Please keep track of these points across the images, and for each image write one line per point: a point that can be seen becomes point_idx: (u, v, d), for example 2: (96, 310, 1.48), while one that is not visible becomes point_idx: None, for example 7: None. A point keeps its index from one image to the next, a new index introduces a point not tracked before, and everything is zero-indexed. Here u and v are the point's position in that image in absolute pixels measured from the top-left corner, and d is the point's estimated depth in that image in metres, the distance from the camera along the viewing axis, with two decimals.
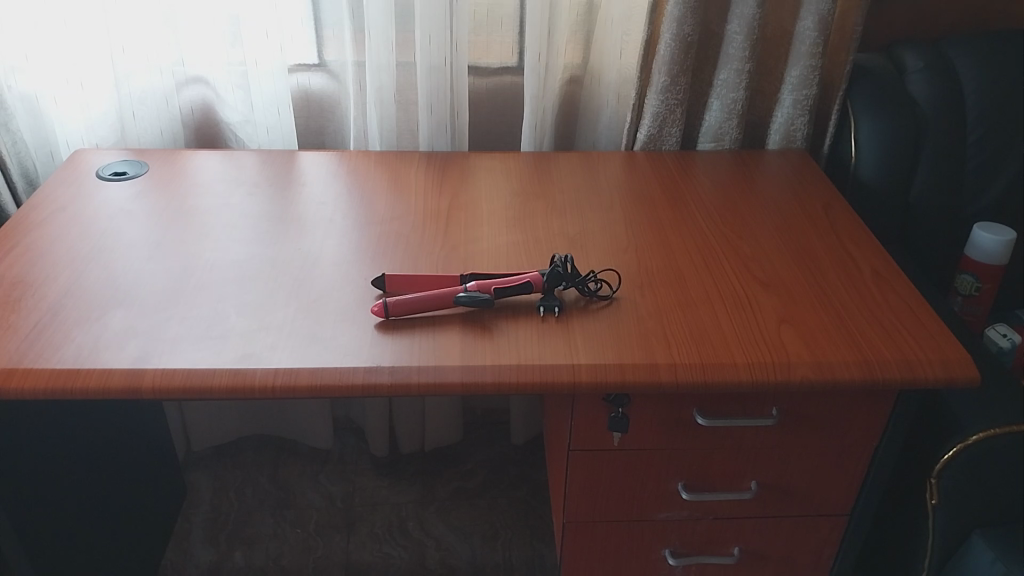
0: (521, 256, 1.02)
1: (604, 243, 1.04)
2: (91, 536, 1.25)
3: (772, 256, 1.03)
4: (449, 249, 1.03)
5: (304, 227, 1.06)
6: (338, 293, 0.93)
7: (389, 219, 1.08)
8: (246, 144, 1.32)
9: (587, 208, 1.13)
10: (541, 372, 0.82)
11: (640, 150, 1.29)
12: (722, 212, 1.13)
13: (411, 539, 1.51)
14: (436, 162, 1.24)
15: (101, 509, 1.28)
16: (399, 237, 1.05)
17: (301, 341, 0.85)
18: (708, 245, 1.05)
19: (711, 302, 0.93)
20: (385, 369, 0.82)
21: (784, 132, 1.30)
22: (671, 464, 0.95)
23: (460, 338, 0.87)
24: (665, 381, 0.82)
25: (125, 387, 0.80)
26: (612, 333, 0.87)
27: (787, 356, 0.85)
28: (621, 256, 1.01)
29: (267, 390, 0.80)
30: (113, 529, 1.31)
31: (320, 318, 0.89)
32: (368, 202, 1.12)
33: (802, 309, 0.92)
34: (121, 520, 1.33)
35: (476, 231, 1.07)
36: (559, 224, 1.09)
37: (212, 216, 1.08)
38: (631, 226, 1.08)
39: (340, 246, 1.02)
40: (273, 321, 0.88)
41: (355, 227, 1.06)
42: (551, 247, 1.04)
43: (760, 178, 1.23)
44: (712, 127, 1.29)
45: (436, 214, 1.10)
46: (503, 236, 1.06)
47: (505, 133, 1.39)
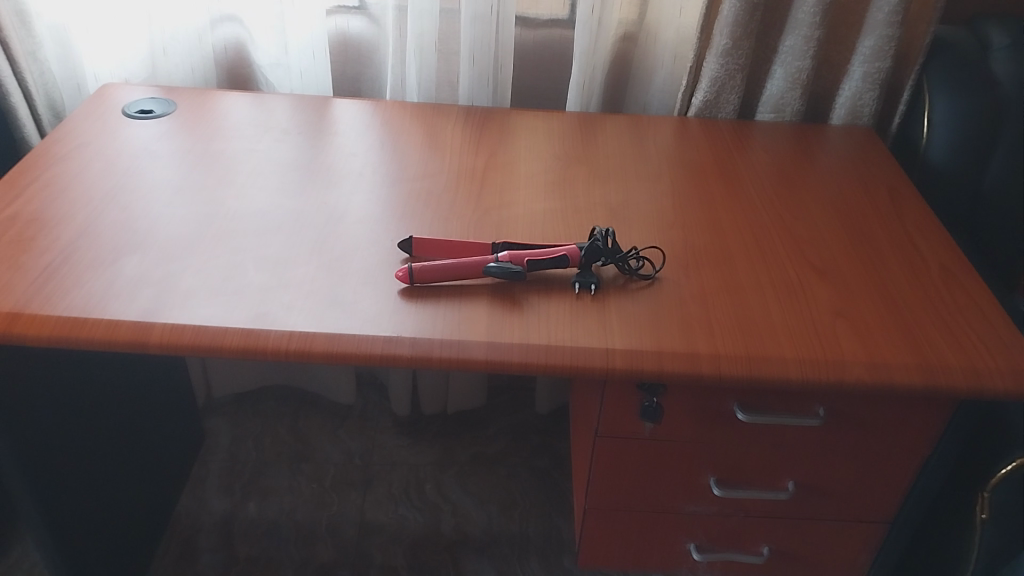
0: (559, 226, 0.96)
1: (648, 216, 0.97)
2: (105, 475, 1.22)
3: (829, 240, 0.95)
4: (483, 214, 0.97)
5: (332, 178, 1.00)
6: (362, 253, 0.87)
7: (421, 176, 1.02)
8: (278, 88, 1.26)
9: (632, 178, 1.05)
10: (573, 356, 0.76)
11: (694, 117, 1.21)
12: (776, 189, 1.06)
13: (427, 502, 1.48)
14: (475, 121, 1.17)
15: (114, 452, 1.25)
16: (431, 196, 0.99)
17: (320, 302, 0.80)
18: (762, 224, 0.97)
19: (762, 287, 0.86)
20: (406, 340, 0.76)
21: (850, 107, 1.21)
22: (701, 457, 0.89)
23: (488, 313, 0.81)
24: (706, 373, 0.76)
25: (133, 340, 0.75)
26: (650, 315, 0.81)
27: (841, 354, 0.78)
28: (667, 233, 0.94)
29: (280, 354, 0.75)
30: (126, 473, 1.29)
31: (342, 278, 0.83)
32: (400, 157, 1.06)
33: (860, 302, 0.85)
34: (135, 465, 1.32)
35: (513, 195, 1.00)
36: (601, 193, 1.02)
37: (237, 162, 1.03)
38: (678, 198, 1.01)
39: (368, 201, 0.97)
40: (292, 277, 0.83)
41: (385, 183, 1.00)
42: (590, 218, 0.97)
43: (820, 157, 1.14)
44: (773, 97, 1.21)
45: (472, 175, 1.04)
46: (541, 202, 0.99)
47: (548, 90, 1.31)
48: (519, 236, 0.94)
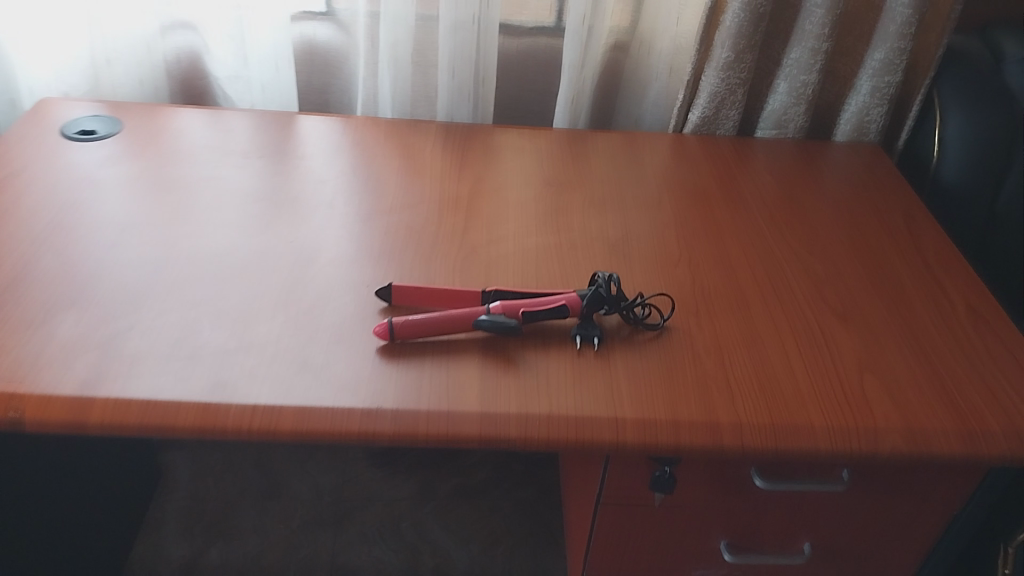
0: (552, 265, 0.86)
1: (650, 251, 0.88)
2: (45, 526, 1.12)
3: (848, 275, 0.87)
4: (469, 250, 0.87)
5: (299, 210, 0.90)
6: (334, 302, 0.78)
7: (398, 206, 0.92)
8: (237, 102, 1.15)
9: (630, 206, 0.96)
10: (578, 429, 0.68)
11: (691, 134, 1.12)
12: (786, 214, 0.97)
13: (405, 542, 1.39)
14: (455, 141, 1.07)
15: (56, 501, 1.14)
16: (410, 231, 0.89)
17: (287, 367, 0.71)
18: (775, 258, 0.89)
19: (782, 338, 0.78)
20: (387, 413, 0.67)
21: (855, 124, 1.13)
22: (713, 520, 0.82)
23: (479, 375, 0.72)
24: (727, 446, 0.68)
25: (70, 419, 0.66)
26: (660, 377, 0.72)
27: (875, 419, 0.70)
28: (672, 272, 0.85)
29: (241, 433, 0.66)
30: (72, 523, 1.18)
31: (311, 335, 0.74)
32: (375, 184, 0.96)
33: (889, 352, 0.77)
34: (84, 513, 1.21)
35: (500, 228, 0.91)
36: (597, 224, 0.93)
37: (191, 189, 0.92)
38: (681, 228, 0.92)
39: (340, 238, 0.86)
40: (254, 335, 0.73)
41: (358, 214, 0.90)
42: (586, 255, 0.88)
43: (828, 177, 1.06)
44: (775, 113, 1.12)
45: (454, 205, 0.94)
46: (532, 236, 0.90)
47: (533, 102, 1.21)
48: (509, 277, 0.84)
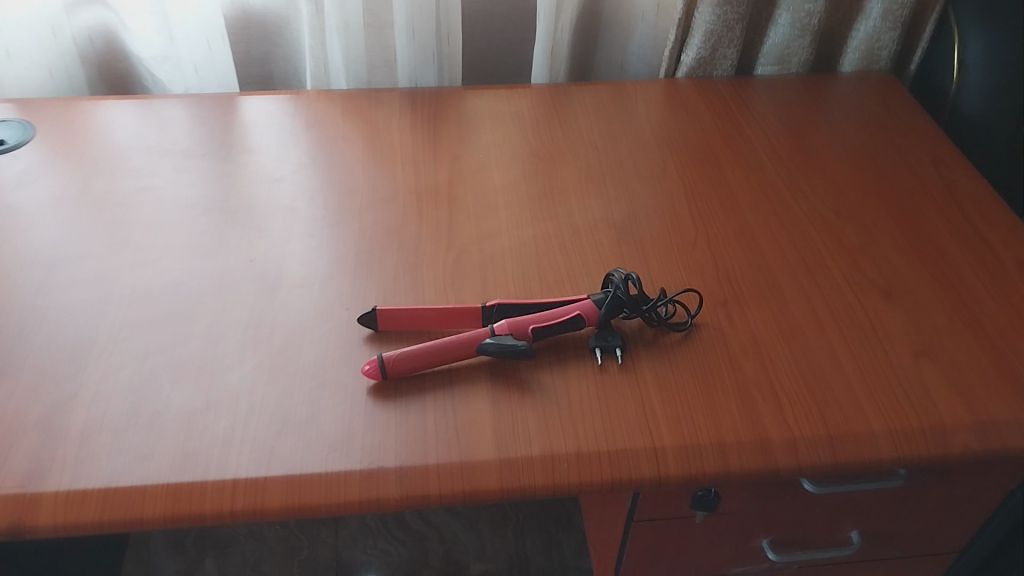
0: (554, 259, 0.76)
1: (661, 233, 0.79)
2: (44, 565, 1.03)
3: (882, 242, 0.78)
4: (458, 252, 0.76)
5: (257, 220, 0.78)
6: (312, 340, 0.68)
7: (369, 204, 0.81)
8: (168, 86, 1.00)
9: (631, 177, 0.86)
10: (613, 464, 0.58)
11: (686, 78, 1.01)
12: (803, 170, 0.87)
13: (410, 531, 1.32)
14: (424, 111, 0.94)
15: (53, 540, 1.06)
16: (387, 235, 0.78)
17: (269, 425, 0.61)
18: (802, 231, 0.79)
19: (824, 330, 0.69)
20: (390, 474, 0.58)
21: (864, 51, 1.02)
22: (754, 525, 0.74)
23: (492, 408, 0.62)
24: (783, 468, 0.59)
25: (16, 523, 0.56)
26: (698, 391, 0.63)
27: (939, 416, 0.62)
28: (692, 255, 0.76)
29: (221, 516, 0.57)
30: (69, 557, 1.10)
31: (290, 383, 0.64)
32: (340, 177, 0.84)
33: (943, 333, 0.69)
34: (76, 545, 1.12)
35: (489, 219, 0.80)
36: (597, 203, 0.82)
37: (128, 204, 0.80)
38: (692, 202, 0.83)
39: (309, 252, 0.76)
40: (225, 390, 0.64)
41: (326, 220, 0.79)
42: (590, 242, 0.78)
43: (843, 116, 0.96)
44: (777, 47, 1.01)
45: (434, 195, 0.82)
46: (527, 226, 0.79)
47: (504, 53, 1.08)
48: (507, 279, 0.74)
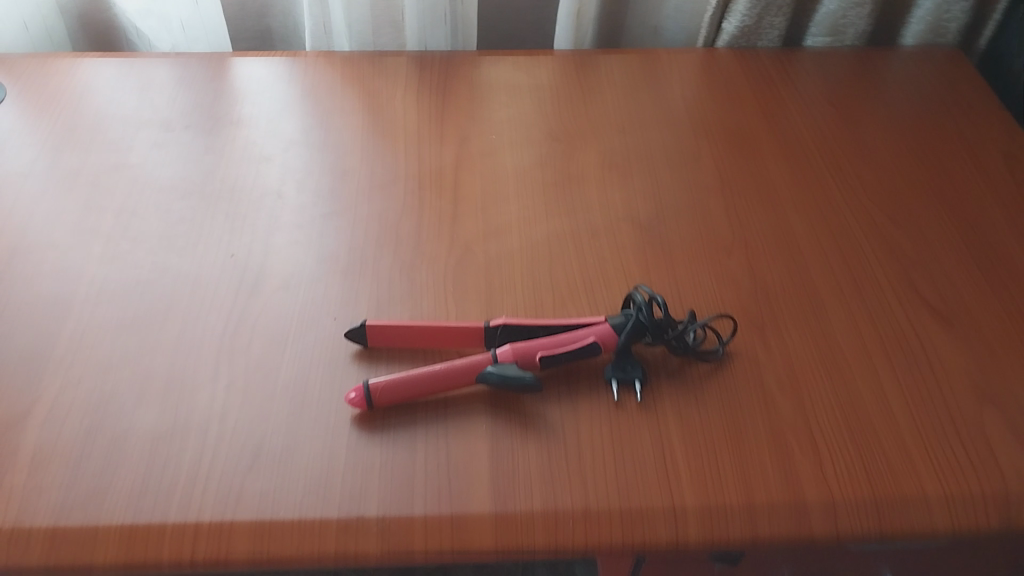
0: (570, 264, 0.67)
1: (692, 233, 0.69)
2: None
3: (943, 255, 0.69)
4: (462, 252, 0.67)
5: (240, 207, 0.70)
6: (292, 354, 0.60)
7: (366, 191, 0.72)
8: (154, 43, 0.91)
9: (661, 164, 0.76)
10: (627, 526, 0.52)
11: (726, 48, 0.90)
12: (856, 161, 0.77)
13: None
14: (431, 78, 0.84)
15: None
16: (385, 229, 0.69)
17: (239, 458, 0.54)
18: (853, 237, 0.70)
19: (873, 363, 0.61)
20: (372, 524, 0.52)
21: (929, 23, 0.91)
22: (778, 567, 0.67)
23: (490, 448, 0.55)
24: (819, 534, 0.52)
25: None
26: (727, 444, 0.56)
27: (1003, 477, 0.54)
28: (727, 263, 0.67)
29: (182, 563, 0.51)
30: None
31: (266, 407, 0.57)
32: (334, 158, 0.75)
33: (1010, 372, 0.60)
34: None
35: (499, 215, 0.71)
36: (620, 198, 0.72)
37: (101, 185, 0.72)
38: (729, 195, 0.73)
39: (293, 246, 0.67)
40: (193, 412, 0.57)
41: (317, 209, 0.70)
42: (611, 245, 0.68)
43: (904, 96, 0.85)
44: (831, 16, 0.90)
45: (438, 182, 0.73)
46: (541, 222, 0.70)
47: (525, 11, 0.97)
48: (517, 294, 0.64)
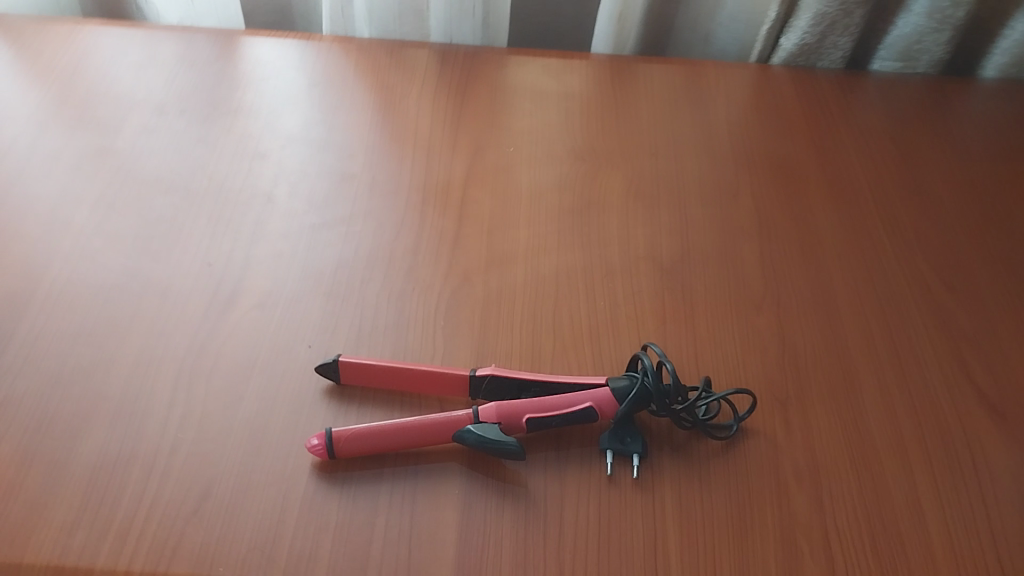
0: (577, 309, 0.60)
1: (718, 284, 0.62)
2: None
3: (1002, 333, 0.61)
4: (458, 282, 0.61)
5: (224, 210, 0.65)
6: (258, 384, 0.55)
7: (362, 200, 0.67)
8: (162, 16, 0.86)
9: (692, 198, 0.68)
10: None
11: (782, 66, 0.81)
12: (914, 211, 0.69)
13: None
14: (452, 77, 0.77)
15: None
16: (377, 248, 0.63)
17: (184, 501, 0.49)
18: (900, 302, 0.62)
19: (907, 458, 0.54)
20: None
21: (1015, 56, 0.82)
22: None
23: (460, 517, 0.49)
24: None
25: None
26: (731, 540, 0.49)
27: None
28: (754, 321, 0.60)
29: None
30: None
31: (220, 444, 0.52)
32: (334, 159, 0.69)
33: None
34: None
35: (505, 243, 0.64)
36: (643, 233, 0.65)
37: (81, 172, 0.67)
38: (764, 241, 0.65)
39: (277, 258, 0.62)
40: (141, 443, 0.52)
41: (308, 218, 0.65)
42: (625, 290, 0.61)
43: (977, 137, 0.76)
44: (904, 40, 0.81)
45: (444, 197, 0.67)
46: (550, 255, 0.63)
47: (564, 7, 0.90)
48: (511, 336, 0.58)
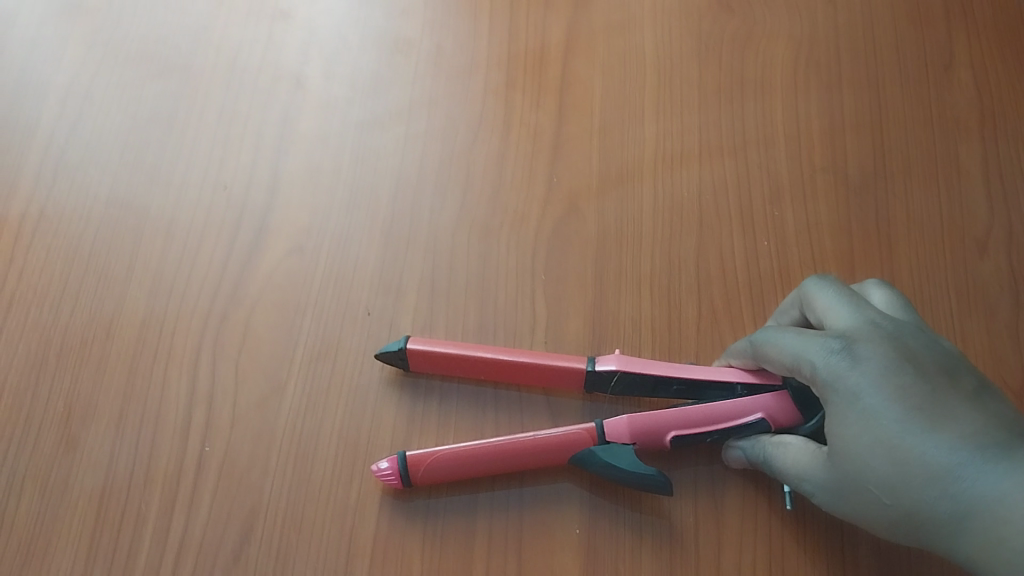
0: (728, 250, 0.44)
1: (926, 210, 0.45)
2: None
3: None
4: (563, 211, 0.45)
5: (241, 101, 0.47)
6: (303, 369, 0.41)
7: (424, 80, 0.48)
8: None
9: (886, 72, 0.49)
10: None
11: None
12: None
13: None
14: None
15: None
16: (450, 158, 0.46)
17: (221, 545, 0.37)
18: None
19: None
20: None
21: None
22: None
23: (585, 565, 0.37)
24: None
25: None
26: None
27: None
28: (975, 263, 0.43)
29: None
30: None
31: (260, 460, 0.39)
32: (381, 15, 0.50)
33: None
34: None
35: (624, 149, 0.46)
36: (818, 132, 0.47)
37: (43, 45, 0.49)
38: (991, 136, 0.47)
39: (317, 175, 0.45)
40: (157, 457, 0.39)
41: (352, 110, 0.47)
42: (796, 222, 0.44)
43: None
44: None
45: (539, 76, 0.48)
46: (688, 168, 0.46)
47: None
48: (639, 293, 0.42)
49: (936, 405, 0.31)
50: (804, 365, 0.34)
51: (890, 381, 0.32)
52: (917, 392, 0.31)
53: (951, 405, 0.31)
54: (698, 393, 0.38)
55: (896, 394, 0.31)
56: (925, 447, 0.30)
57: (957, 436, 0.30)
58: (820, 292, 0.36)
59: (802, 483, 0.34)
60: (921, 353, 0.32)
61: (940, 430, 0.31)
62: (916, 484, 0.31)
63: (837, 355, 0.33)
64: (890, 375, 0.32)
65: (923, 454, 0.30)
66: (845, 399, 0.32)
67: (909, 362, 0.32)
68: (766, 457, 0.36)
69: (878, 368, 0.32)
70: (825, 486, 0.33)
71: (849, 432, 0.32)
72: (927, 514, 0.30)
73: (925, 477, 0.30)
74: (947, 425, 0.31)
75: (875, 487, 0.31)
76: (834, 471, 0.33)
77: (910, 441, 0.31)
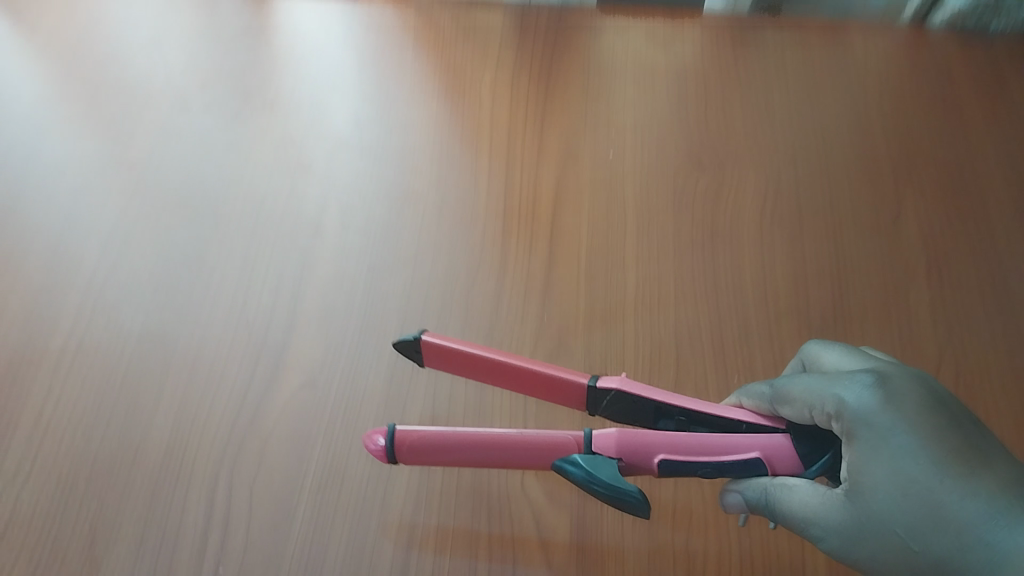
0: (703, 383, 0.48)
1: (883, 348, 0.50)
2: None
3: None
4: (553, 347, 0.49)
5: (264, 245, 0.53)
6: (312, 493, 0.44)
7: (429, 228, 0.54)
8: None
9: (843, 222, 0.55)
10: None
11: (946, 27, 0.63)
12: None
13: None
14: (534, 50, 0.62)
15: None
16: (451, 299, 0.51)
17: None
18: None
19: None
20: None
21: None
22: None
23: None
24: None
25: None
26: None
27: None
28: None
29: None
30: None
31: None
32: (392, 170, 0.56)
33: None
34: None
35: (608, 291, 0.51)
36: (783, 276, 0.52)
37: (90, 194, 0.54)
38: (938, 282, 0.52)
39: (330, 313, 0.50)
40: None
41: (364, 255, 0.53)
42: (764, 358, 0.49)
43: None
44: None
45: (531, 225, 0.54)
46: (666, 309, 0.51)
47: None
48: None
49: (969, 450, 0.32)
50: (831, 400, 0.34)
51: (925, 419, 0.32)
52: (950, 433, 0.32)
53: (982, 454, 0.32)
54: (697, 428, 0.40)
55: (930, 434, 0.32)
56: (958, 493, 0.31)
57: (996, 486, 0.31)
58: (827, 351, 0.39)
59: (811, 527, 0.34)
60: (948, 400, 0.33)
61: (976, 475, 0.31)
62: (944, 530, 0.31)
63: (870, 389, 0.33)
64: (925, 413, 0.32)
65: (956, 496, 0.31)
66: (878, 432, 0.32)
67: (939, 405, 0.33)
68: (772, 499, 0.36)
69: (913, 403, 0.32)
70: (843, 530, 0.33)
71: (874, 474, 0.32)
72: (959, 561, 0.31)
73: (957, 526, 0.31)
74: (983, 471, 0.31)
75: (900, 528, 0.32)
76: (856, 511, 0.33)
77: (942, 482, 0.31)
